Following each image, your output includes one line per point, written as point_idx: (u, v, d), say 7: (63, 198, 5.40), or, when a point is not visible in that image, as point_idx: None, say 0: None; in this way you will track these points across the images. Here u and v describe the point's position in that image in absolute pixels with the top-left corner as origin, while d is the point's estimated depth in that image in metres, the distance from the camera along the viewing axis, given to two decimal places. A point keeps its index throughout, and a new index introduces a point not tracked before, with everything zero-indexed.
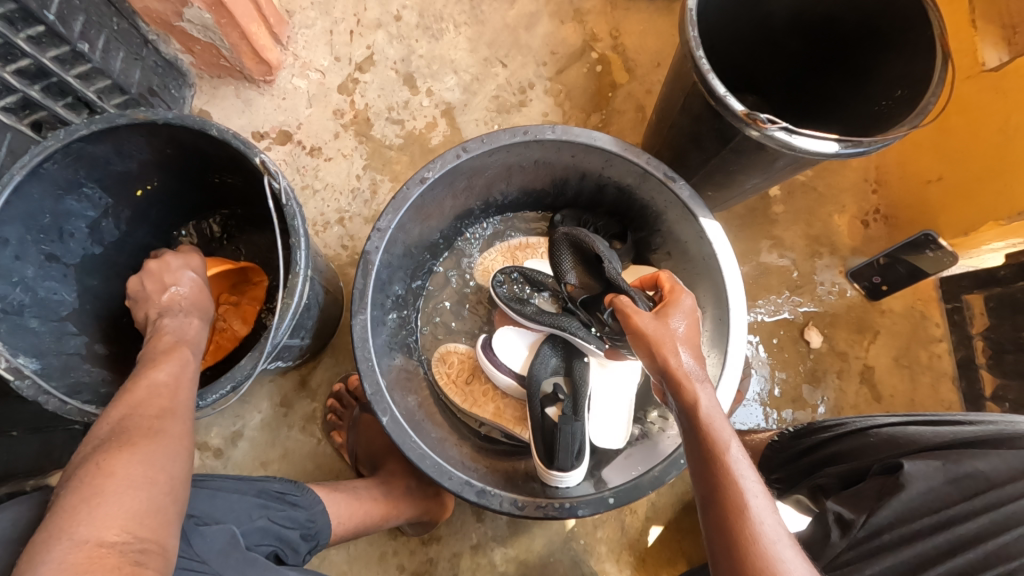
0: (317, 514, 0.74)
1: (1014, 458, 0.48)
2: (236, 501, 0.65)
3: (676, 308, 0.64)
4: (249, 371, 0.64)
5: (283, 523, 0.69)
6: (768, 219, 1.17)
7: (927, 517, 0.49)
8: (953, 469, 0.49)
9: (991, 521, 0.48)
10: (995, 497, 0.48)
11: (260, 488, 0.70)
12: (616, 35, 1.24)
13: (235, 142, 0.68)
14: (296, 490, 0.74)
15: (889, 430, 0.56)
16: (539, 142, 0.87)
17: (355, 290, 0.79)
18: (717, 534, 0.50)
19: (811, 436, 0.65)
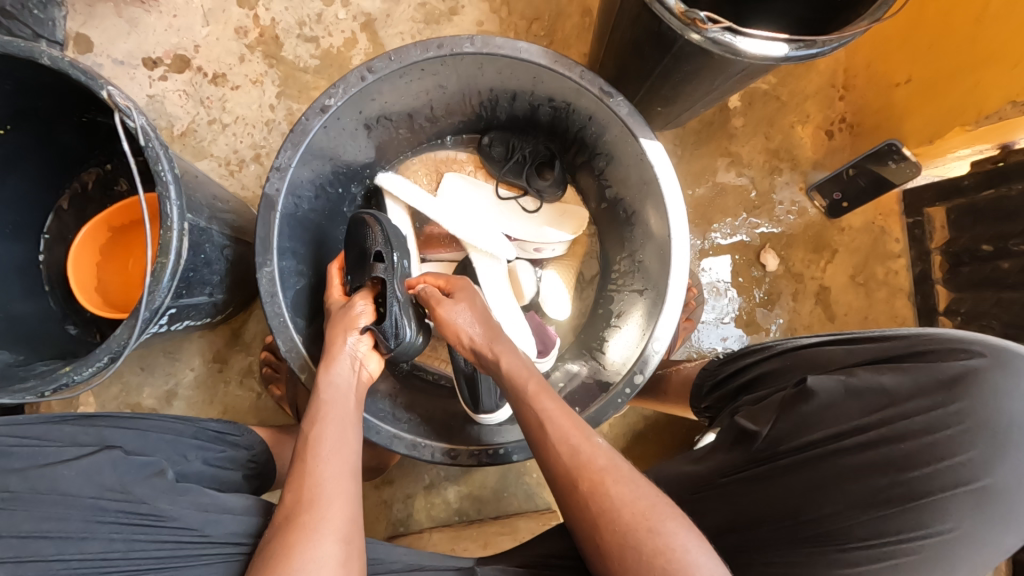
0: (258, 452, 0.72)
1: (915, 375, 0.54)
2: (168, 441, 0.63)
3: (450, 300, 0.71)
4: (126, 342, 0.57)
5: (221, 464, 0.67)
6: (725, 134, 1.09)
7: (825, 431, 0.55)
8: (855, 381, 0.55)
9: (888, 430, 0.53)
10: (898, 410, 0.53)
11: (197, 428, 0.67)
12: None
13: (75, 73, 0.57)
14: (236, 430, 0.71)
15: (806, 349, 0.62)
16: (458, 58, 0.75)
17: (257, 239, 0.71)
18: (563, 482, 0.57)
19: (729, 364, 0.70)
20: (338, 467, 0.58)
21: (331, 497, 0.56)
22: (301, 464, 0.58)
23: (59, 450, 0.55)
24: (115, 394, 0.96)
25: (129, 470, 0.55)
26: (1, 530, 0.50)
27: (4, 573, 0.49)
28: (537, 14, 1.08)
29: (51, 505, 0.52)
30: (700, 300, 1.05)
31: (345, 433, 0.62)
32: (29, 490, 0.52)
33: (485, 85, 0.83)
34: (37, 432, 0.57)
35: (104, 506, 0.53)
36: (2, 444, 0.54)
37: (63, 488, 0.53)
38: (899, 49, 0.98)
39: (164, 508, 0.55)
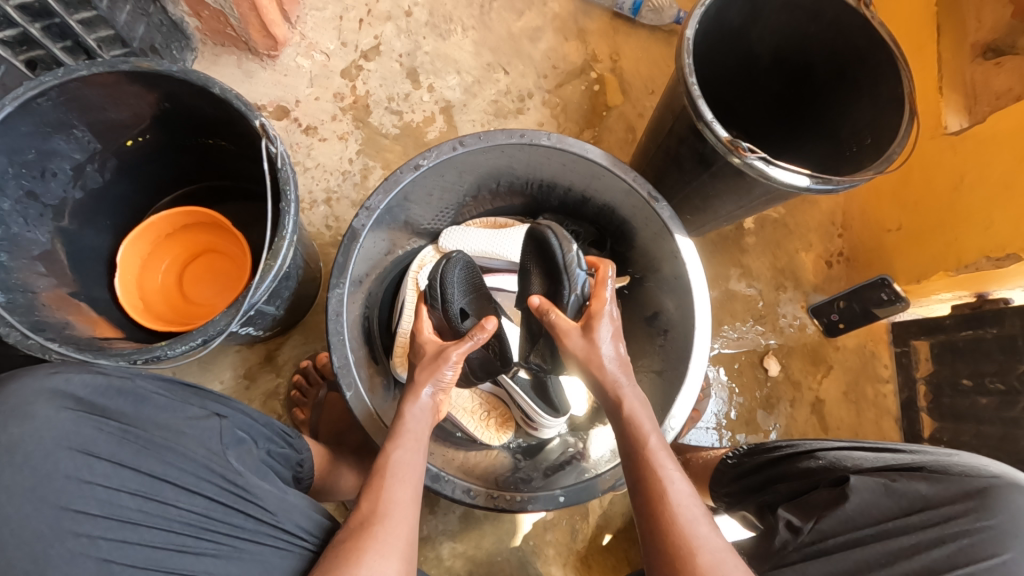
0: (305, 460, 0.75)
1: (944, 485, 0.65)
2: (254, 425, 0.66)
3: (603, 321, 0.75)
4: (222, 328, 0.63)
5: (280, 460, 0.69)
6: (739, 248, 1.24)
7: (870, 525, 0.64)
8: (894, 485, 0.66)
9: (925, 536, 0.63)
10: (942, 513, 0.63)
11: (269, 421, 0.70)
12: (615, 58, 1.30)
13: (237, 104, 0.69)
14: (293, 434, 0.74)
15: (834, 453, 0.74)
16: (534, 147, 0.90)
17: (335, 264, 0.81)
18: (647, 523, 0.63)
19: (760, 454, 0.82)
20: (406, 490, 0.66)
21: (392, 518, 0.62)
22: (378, 485, 0.65)
23: (183, 407, 0.60)
24: None
25: (231, 443, 0.61)
26: (136, 466, 0.54)
27: (136, 506, 0.53)
28: (588, 123, 1.26)
29: (171, 459, 0.56)
30: (707, 392, 1.13)
31: (417, 458, 0.70)
32: (160, 438, 0.57)
33: (548, 173, 0.98)
34: (164, 385, 0.61)
35: (211, 468, 0.58)
36: (141, 389, 0.59)
37: (180, 445, 0.57)
38: (891, 202, 1.16)
39: (255, 487, 0.59)
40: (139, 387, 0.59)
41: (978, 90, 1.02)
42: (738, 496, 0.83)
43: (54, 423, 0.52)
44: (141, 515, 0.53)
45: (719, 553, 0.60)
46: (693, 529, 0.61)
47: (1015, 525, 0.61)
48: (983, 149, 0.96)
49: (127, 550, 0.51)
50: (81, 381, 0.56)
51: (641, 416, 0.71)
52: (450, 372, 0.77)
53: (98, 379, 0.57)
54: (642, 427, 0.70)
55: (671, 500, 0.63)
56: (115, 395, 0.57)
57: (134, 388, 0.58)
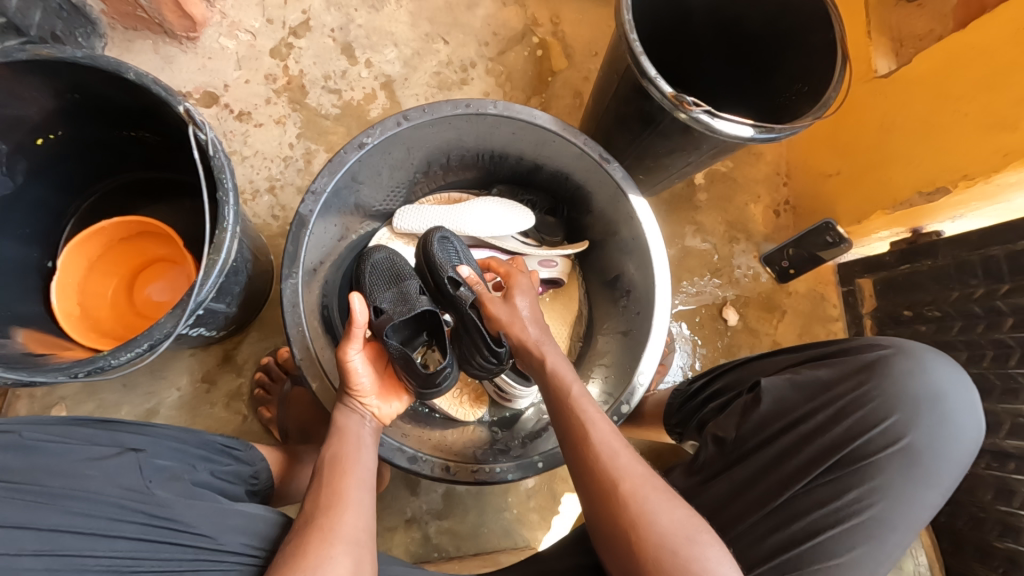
0: (260, 470, 0.71)
1: (836, 368, 0.70)
2: (180, 448, 0.61)
3: (518, 287, 0.83)
4: (169, 330, 0.60)
5: (225, 477, 0.65)
6: (692, 205, 1.26)
7: (779, 420, 0.70)
8: (797, 378, 0.71)
9: (828, 416, 0.68)
10: (837, 392, 0.69)
11: (204, 439, 0.65)
12: (556, 21, 1.28)
13: (156, 89, 0.63)
14: (240, 445, 0.70)
15: (756, 364, 0.80)
16: (481, 117, 0.88)
17: (286, 253, 0.77)
18: (575, 464, 0.66)
19: (699, 381, 0.88)
20: (358, 481, 0.67)
21: (349, 505, 0.63)
22: (329, 478, 0.66)
23: (88, 449, 0.56)
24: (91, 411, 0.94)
25: (152, 474, 0.56)
26: (33, 524, 0.50)
27: (43, 565, 0.49)
28: (535, 90, 1.24)
29: (78, 505, 0.52)
30: (672, 348, 1.16)
31: (365, 454, 0.70)
32: (60, 487, 0.53)
33: (498, 143, 0.96)
34: (63, 431, 0.57)
35: (130, 506, 0.54)
36: (38, 440, 0.55)
37: (87, 487, 0.53)
38: (827, 148, 1.20)
39: (182, 514, 0.55)
40: (31, 439, 0.55)
41: (903, 34, 1.07)
42: (681, 427, 0.88)
43: None
44: (47, 574, 0.49)
45: (640, 476, 0.62)
46: (616, 460, 0.64)
47: (901, 390, 0.67)
48: (908, 90, 1.00)
49: None
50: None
51: (562, 370, 0.75)
52: (352, 358, 0.74)
53: None
54: (564, 379, 0.73)
55: (592, 439, 0.66)
56: (5, 452, 0.53)
57: (26, 442, 0.54)
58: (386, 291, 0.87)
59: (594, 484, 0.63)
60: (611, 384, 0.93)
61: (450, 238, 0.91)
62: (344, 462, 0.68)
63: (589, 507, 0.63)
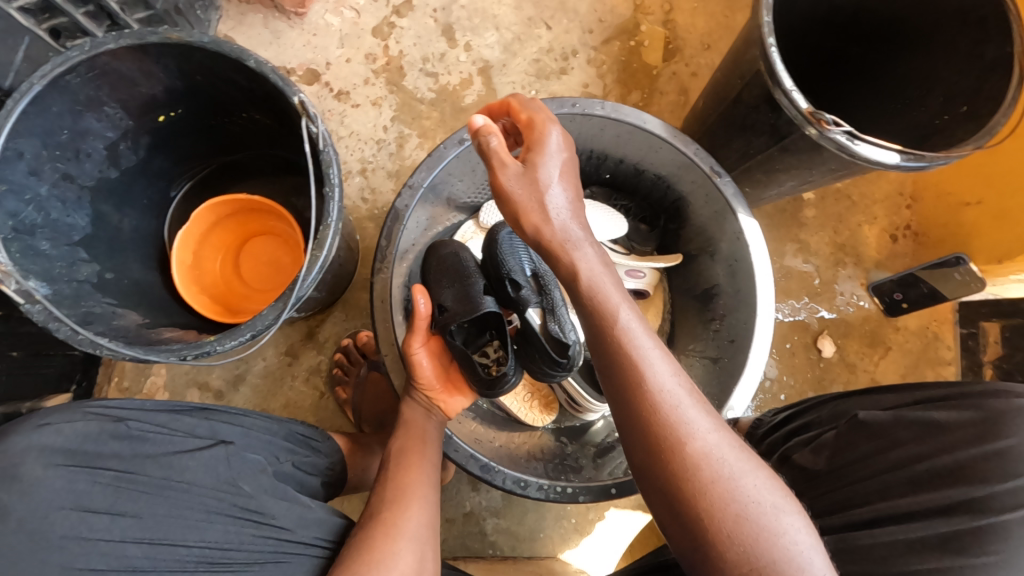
0: (336, 461, 0.71)
1: (964, 409, 0.51)
2: (266, 440, 0.63)
3: (548, 152, 0.58)
4: (270, 322, 0.61)
5: (306, 468, 0.66)
6: (797, 222, 1.16)
7: (874, 474, 0.53)
8: (909, 415, 0.54)
9: (930, 468, 0.51)
10: (952, 446, 0.50)
11: (287, 430, 0.67)
12: (668, 10, 1.19)
13: (274, 78, 0.63)
14: (319, 436, 0.71)
15: (856, 399, 0.60)
16: (586, 117, 0.83)
17: (380, 246, 0.77)
18: (625, 412, 0.51)
19: (786, 413, 0.69)
20: (425, 476, 0.65)
21: (415, 501, 0.62)
22: (397, 473, 0.65)
23: (183, 439, 0.58)
24: (186, 371, 0.99)
25: (241, 466, 0.58)
26: (135, 512, 0.53)
27: (143, 553, 0.51)
28: (637, 84, 1.17)
29: (174, 494, 0.54)
30: None
31: (429, 451, 0.69)
32: (160, 476, 0.55)
33: (599, 144, 0.90)
34: (164, 419, 0.59)
35: (220, 498, 0.56)
36: (141, 429, 0.57)
37: (184, 478, 0.55)
38: (969, 173, 1.06)
39: (267, 507, 0.57)
40: (135, 428, 0.57)
41: None
42: None
43: (46, 482, 0.51)
44: (148, 561, 0.51)
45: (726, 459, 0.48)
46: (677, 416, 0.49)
47: None
48: None
49: None
50: (75, 430, 0.54)
51: (597, 287, 0.54)
52: (417, 353, 0.73)
53: (88, 425, 0.55)
54: (608, 302, 0.54)
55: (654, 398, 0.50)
56: (109, 439, 0.55)
57: (130, 430, 0.56)
58: (449, 289, 0.80)
59: (650, 441, 0.50)
60: None
61: (520, 234, 0.85)
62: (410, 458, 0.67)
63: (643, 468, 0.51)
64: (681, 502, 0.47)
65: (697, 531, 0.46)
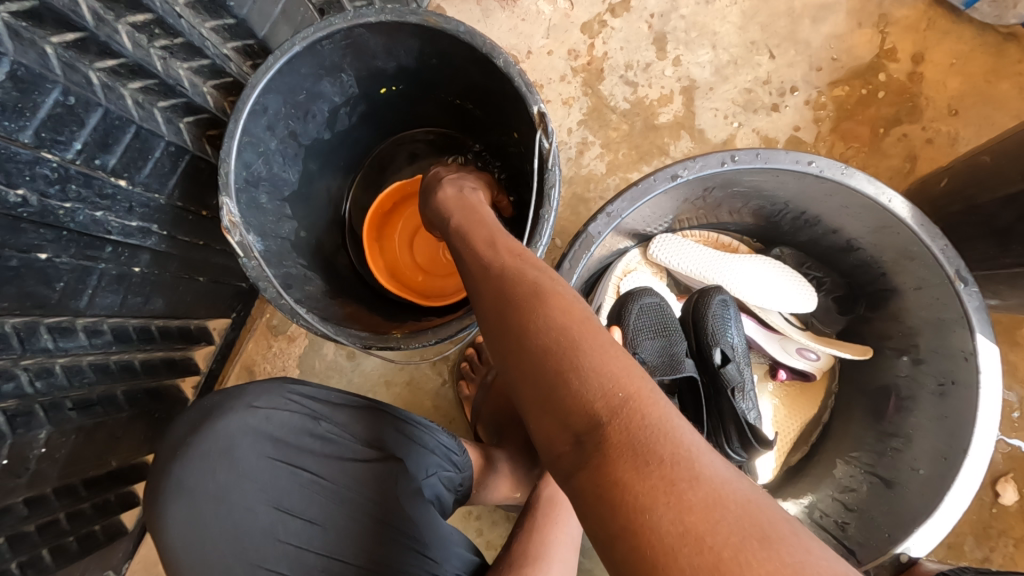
0: (467, 477, 0.70)
1: None
2: (422, 456, 0.64)
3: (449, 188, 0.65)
4: (456, 334, 0.59)
5: (445, 483, 0.66)
6: (1010, 340, 0.98)
7: None
8: None
9: None
10: None
11: (439, 443, 0.67)
12: (917, 61, 1.03)
13: (518, 83, 0.60)
14: (459, 449, 0.70)
15: None
16: (819, 180, 0.73)
17: (560, 271, 0.73)
18: (536, 370, 0.39)
19: None
20: (570, 536, 0.62)
21: (558, 563, 0.59)
22: (543, 522, 0.62)
23: (357, 446, 0.62)
24: None
25: (399, 483, 0.60)
26: (308, 513, 0.58)
27: (312, 552, 0.57)
28: (858, 139, 1.02)
29: (337, 501, 0.59)
30: None
31: (577, 505, 0.66)
32: (330, 480, 0.59)
33: (816, 209, 0.80)
34: (346, 422, 0.63)
35: (377, 517, 0.58)
36: (331, 431, 0.62)
37: (350, 487, 0.59)
38: None
39: (414, 534, 0.58)
40: (322, 428, 0.62)
41: None
42: None
43: (251, 464, 0.59)
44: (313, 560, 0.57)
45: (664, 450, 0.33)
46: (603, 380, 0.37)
47: None
48: None
49: None
50: (277, 419, 0.61)
51: (530, 258, 0.49)
52: None
53: (289, 417, 0.61)
54: (535, 279, 0.45)
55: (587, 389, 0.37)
56: (303, 434, 0.61)
57: (318, 428, 0.61)
58: (649, 342, 0.80)
59: (597, 419, 0.36)
60: None
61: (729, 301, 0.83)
62: (554, 509, 0.64)
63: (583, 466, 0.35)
64: (634, 518, 0.31)
65: (640, 539, 0.31)
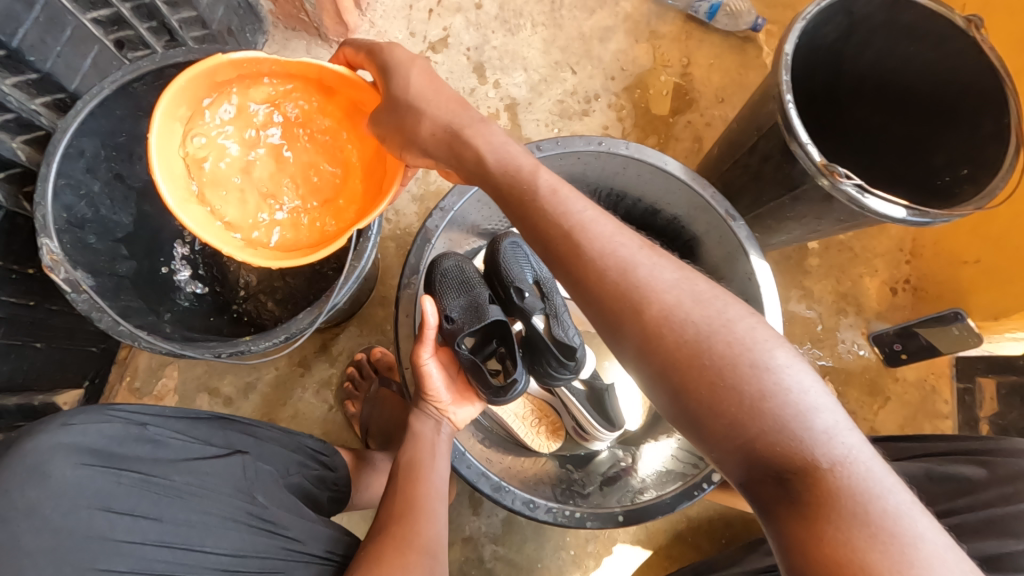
0: (342, 476, 0.77)
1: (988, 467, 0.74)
2: (279, 453, 0.70)
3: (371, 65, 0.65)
4: (304, 326, 0.63)
5: (314, 481, 0.72)
6: (801, 269, 1.20)
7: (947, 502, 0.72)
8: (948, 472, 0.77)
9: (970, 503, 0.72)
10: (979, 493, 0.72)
11: (298, 443, 0.74)
12: (686, 64, 1.27)
13: None
14: (327, 451, 0.77)
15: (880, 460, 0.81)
16: (610, 156, 0.88)
17: (408, 264, 0.81)
18: (627, 328, 0.50)
19: None
20: (435, 491, 0.69)
21: (426, 517, 0.66)
22: (406, 485, 0.69)
23: (203, 447, 0.63)
24: (198, 375, 1.00)
25: (256, 476, 0.64)
26: (158, 515, 0.56)
27: (168, 556, 0.55)
28: (655, 130, 1.23)
29: (193, 501, 0.58)
30: None
31: (440, 465, 0.73)
32: (180, 483, 0.59)
33: (620, 182, 0.95)
34: (187, 429, 0.64)
35: (240, 508, 0.61)
36: (162, 435, 0.61)
37: (204, 486, 0.60)
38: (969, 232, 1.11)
39: (281, 518, 0.62)
40: (157, 433, 0.61)
41: None
42: None
43: (73, 478, 0.53)
44: (166, 563, 0.55)
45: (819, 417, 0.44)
46: (751, 391, 0.45)
47: None
48: None
49: None
50: (99, 430, 0.57)
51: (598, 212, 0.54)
52: (426, 364, 0.74)
53: (114, 428, 0.58)
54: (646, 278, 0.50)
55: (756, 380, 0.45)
56: (137, 442, 0.59)
57: (152, 435, 0.60)
58: (457, 300, 0.83)
59: (727, 395, 0.46)
60: None
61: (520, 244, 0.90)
62: (416, 473, 0.70)
63: (685, 423, 0.48)
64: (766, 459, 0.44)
65: (799, 488, 0.43)
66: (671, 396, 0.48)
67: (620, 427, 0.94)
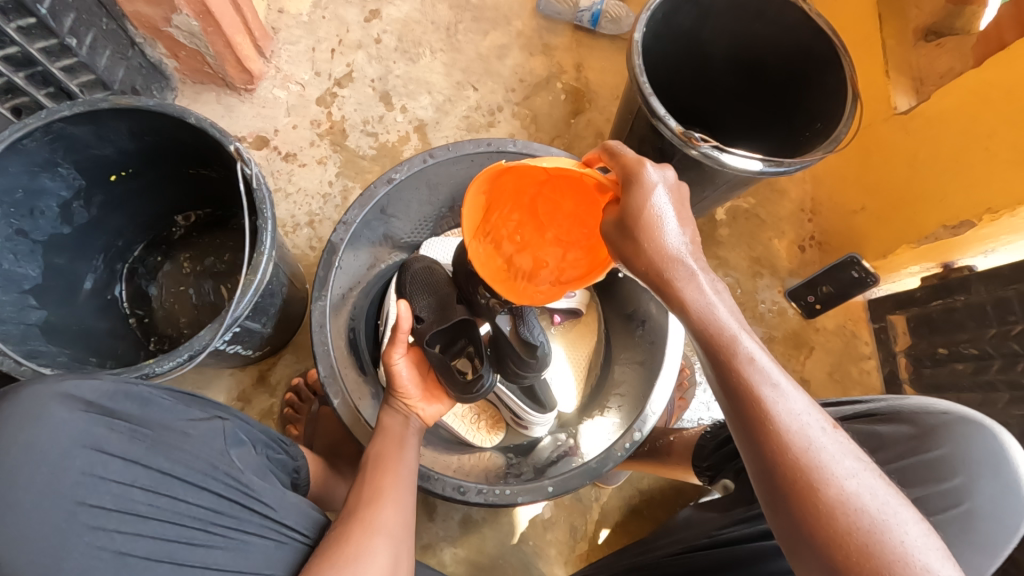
0: (301, 467, 0.75)
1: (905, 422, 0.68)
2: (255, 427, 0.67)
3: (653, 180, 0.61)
4: (206, 343, 0.67)
5: (280, 461, 0.69)
6: (713, 241, 1.27)
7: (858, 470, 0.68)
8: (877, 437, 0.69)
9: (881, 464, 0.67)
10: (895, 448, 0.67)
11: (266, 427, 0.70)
12: (580, 69, 1.36)
13: (212, 131, 0.73)
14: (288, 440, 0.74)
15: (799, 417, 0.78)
16: (501, 155, 0.94)
17: (317, 278, 0.85)
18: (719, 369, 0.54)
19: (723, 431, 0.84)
20: (404, 477, 0.69)
21: (390, 499, 0.66)
22: (373, 473, 0.68)
23: (188, 410, 0.61)
24: None
25: (234, 442, 0.62)
26: (148, 465, 0.54)
27: (147, 503, 0.53)
28: (559, 132, 1.31)
29: (181, 459, 0.56)
30: (692, 381, 1.16)
31: (407, 453, 0.73)
32: (168, 439, 0.56)
33: None
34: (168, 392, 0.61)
35: (218, 470, 0.57)
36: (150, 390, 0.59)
37: (190, 446, 0.57)
38: (854, 182, 1.20)
39: (259, 485, 0.59)
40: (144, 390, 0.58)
41: (925, 71, 1.06)
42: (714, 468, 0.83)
43: (64, 420, 0.51)
44: (153, 516, 0.52)
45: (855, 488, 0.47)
46: (824, 448, 0.49)
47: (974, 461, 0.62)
48: (930, 127, 1.01)
49: (138, 543, 0.51)
50: (91, 385, 0.55)
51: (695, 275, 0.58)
52: (398, 362, 0.80)
53: (105, 383, 0.56)
54: (726, 331, 0.54)
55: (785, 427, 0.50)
56: (123, 397, 0.56)
57: (140, 392, 0.57)
58: (423, 301, 0.87)
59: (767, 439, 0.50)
60: (625, 412, 0.94)
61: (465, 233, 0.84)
62: (382, 462, 0.70)
63: (741, 433, 0.52)
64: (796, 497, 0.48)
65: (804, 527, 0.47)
66: (743, 418, 0.51)
67: (552, 407, 0.97)
